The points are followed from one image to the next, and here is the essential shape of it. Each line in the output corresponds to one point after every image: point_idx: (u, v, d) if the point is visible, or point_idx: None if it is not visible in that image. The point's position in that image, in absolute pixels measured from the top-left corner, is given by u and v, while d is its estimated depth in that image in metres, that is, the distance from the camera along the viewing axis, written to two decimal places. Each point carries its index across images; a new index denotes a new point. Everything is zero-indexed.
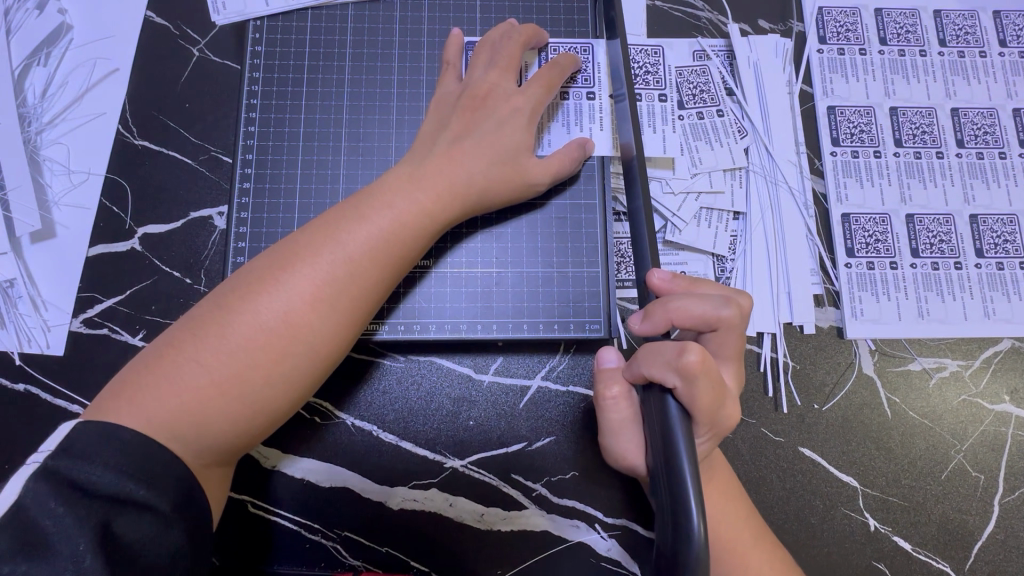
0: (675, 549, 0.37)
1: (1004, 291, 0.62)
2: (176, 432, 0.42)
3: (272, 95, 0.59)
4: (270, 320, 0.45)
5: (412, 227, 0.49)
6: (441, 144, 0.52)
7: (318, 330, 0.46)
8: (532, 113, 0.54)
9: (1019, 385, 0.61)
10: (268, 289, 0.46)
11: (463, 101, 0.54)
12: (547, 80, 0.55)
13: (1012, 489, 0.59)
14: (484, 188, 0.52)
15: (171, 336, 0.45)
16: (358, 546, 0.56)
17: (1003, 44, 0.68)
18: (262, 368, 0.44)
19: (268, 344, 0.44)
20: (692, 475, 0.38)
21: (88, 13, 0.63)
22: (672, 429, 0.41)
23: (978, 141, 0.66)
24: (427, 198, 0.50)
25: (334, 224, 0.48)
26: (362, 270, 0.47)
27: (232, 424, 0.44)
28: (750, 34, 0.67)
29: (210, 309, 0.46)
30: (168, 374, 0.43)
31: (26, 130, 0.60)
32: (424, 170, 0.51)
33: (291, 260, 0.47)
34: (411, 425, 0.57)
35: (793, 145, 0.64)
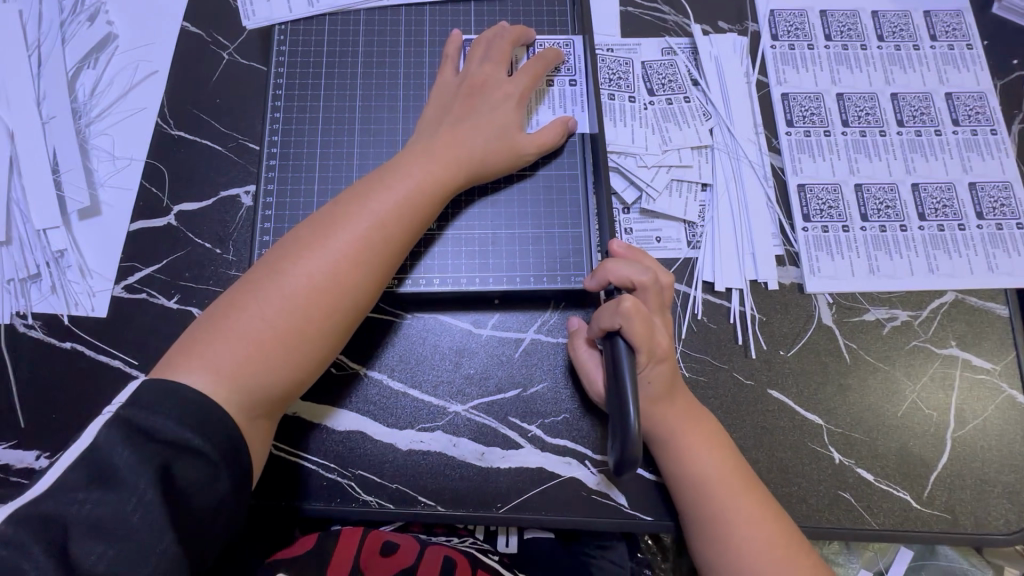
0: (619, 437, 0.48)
1: (945, 249, 0.70)
2: (243, 377, 0.49)
3: (295, 88, 0.67)
4: (315, 280, 0.52)
5: (427, 194, 0.57)
6: (446, 123, 0.61)
7: (356, 287, 0.53)
8: (521, 96, 0.63)
9: (965, 332, 0.68)
10: (311, 253, 0.53)
11: (461, 89, 0.63)
12: (534, 71, 0.64)
13: (963, 424, 0.65)
14: (481, 159, 0.60)
15: (227, 300, 0.52)
16: (371, 484, 0.61)
17: (934, 38, 0.78)
18: (313, 321, 0.52)
19: (317, 300, 0.52)
20: (632, 385, 0.50)
21: (133, 24, 0.73)
22: (620, 360, 0.52)
23: (916, 121, 0.74)
24: (438, 169, 0.58)
25: (362, 195, 0.56)
26: (391, 233, 0.55)
27: (287, 370, 0.51)
28: (711, 32, 0.76)
29: (260, 274, 0.53)
30: (230, 329, 0.50)
31: (77, 122, 0.68)
32: (431, 146, 0.59)
33: (327, 228, 0.54)
34: (417, 374, 0.64)
35: (752, 127, 0.73)
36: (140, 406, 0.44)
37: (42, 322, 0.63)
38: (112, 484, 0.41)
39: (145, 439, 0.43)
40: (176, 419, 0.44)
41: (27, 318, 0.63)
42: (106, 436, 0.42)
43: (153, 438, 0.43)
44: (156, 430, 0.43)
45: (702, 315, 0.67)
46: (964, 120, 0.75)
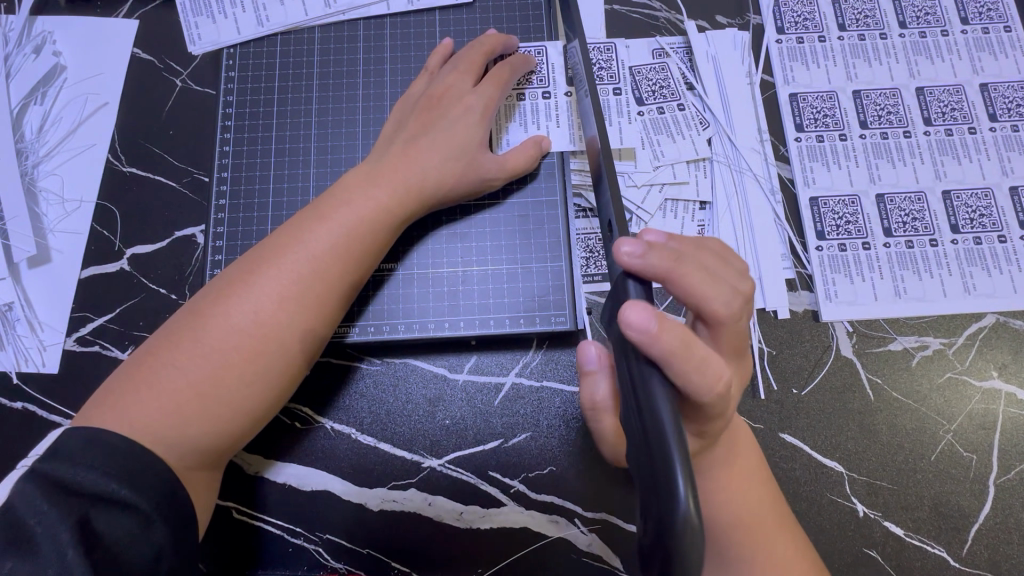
0: (659, 514, 0.28)
1: (983, 265, 0.61)
2: (158, 435, 0.42)
3: (245, 117, 0.62)
4: (240, 322, 0.46)
5: (376, 220, 0.51)
6: (398, 142, 0.55)
7: (293, 326, 0.47)
8: (484, 109, 0.56)
9: (1008, 360, 0.59)
10: (238, 291, 0.47)
11: (421, 102, 0.57)
12: (499, 78, 0.58)
13: (1007, 469, 0.57)
14: (440, 182, 0.54)
15: (150, 346, 0.46)
16: (342, 549, 0.56)
17: (965, 22, 0.68)
18: (239, 369, 0.45)
19: (241, 346, 0.45)
20: (672, 420, 0.31)
21: (80, 54, 0.68)
22: (646, 382, 0.33)
23: (946, 118, 0.65)
24: (391, 193, 0.52)
25: (298, 226, 0.50)
26: (327, 268, 0.49)
27: (216, 424, 0.44)
28: (707, 29, 0.68)
29: (186, 317, 0.47)
30: (149, 379, 0.44)
31: (24, 164, 0.64)
32: (383, 170, 0.53)
33: (260, 263, 0.48)
34: (388, 427, 0.58)
35: (756, 133, 0.65)
36: (57, 457, 0.39)
37: None
38: (28, 562, 0.35)
39: (63, 494, 0.37)
40: (97, 467, 0.39)
41: None
42: (24, 510, 0.36)
43: (74, 508, 0.37)
44: (74, 481, 0.38)
45: None
46: (1003, 114, 0.65)
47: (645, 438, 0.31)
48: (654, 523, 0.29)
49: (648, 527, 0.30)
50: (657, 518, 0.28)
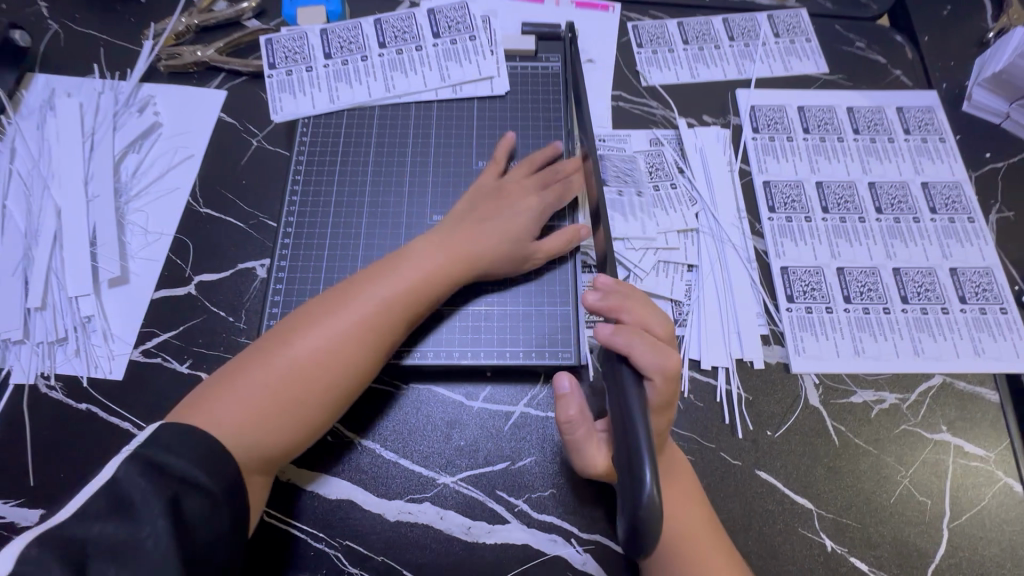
0: (631, 500, 0.40)
1: (930, 333, 0.71)
2: (239, 439, 0.51)
3: (312, 173, 0.75)
4: (318, 351, 0.55)
5: (433, 274, 0.62)
6: (464, 223, 0.67)
7: (360, 358, 0.57)
8: (541, 211, 0.69)
9: (955, 416, 0.68)
10: (316, 325, 0.57)
11: (492, 193, 0.70)
12: (556, 189, 0.71)
13: (959, 514, 0.64)
14: (492, 260, 0.66)
15: (238, 362, 0.55)
16: (359, 556, 0.61)
17: (907, 132, 0.83)
18: (312, 391, 0.54)
19: (314, 369, 0.55)
20: (646, 435, 0.43)
21: (176, 115, 0.82)
22: (629, 408, 0.46)
23: (895, 208, 0.78)
24: (450, 255, 0.64)
25: (372, 278, 0.61)
26: (390, 313, 0.59)
27: (284, 435, 0.53)
28: (695, 125, 0.83)
29: (268, 340, 0.56)
30: (236, 388, 0.53)
31: (118, 200, 0.76)
32: (443, 241, 0.65)
33: (338, 303, 0.58)
34: (409, 444, 0.66)
35: (735, 211, 0.77)
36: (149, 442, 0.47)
37: (63, 383, 0.67)
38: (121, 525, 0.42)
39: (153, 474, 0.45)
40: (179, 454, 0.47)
41: (49, 378, 0.67)
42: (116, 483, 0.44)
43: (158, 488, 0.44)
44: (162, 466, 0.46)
45: (688, 393, 0.68)
46: (941, 208, 0.78)
47: (619, 428, 0.46)
48: (629, 510, 0.40)
49: (626, 505, 0.41)
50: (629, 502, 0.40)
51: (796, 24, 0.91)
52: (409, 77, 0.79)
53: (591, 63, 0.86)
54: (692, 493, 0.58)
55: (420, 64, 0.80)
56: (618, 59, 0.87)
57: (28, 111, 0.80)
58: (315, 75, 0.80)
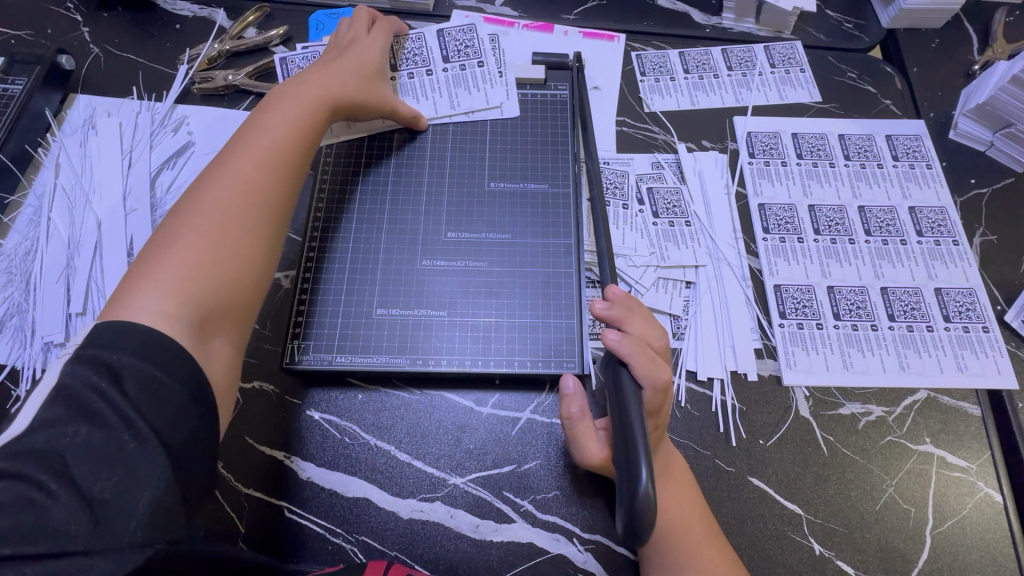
0: (629, 500, 0.44)
1: (916, 349, 0.75)
2: (177, 278, 0.55)
3: (334, 191, 0.80)
4: (236, 178, 0.63)
5: (301, 131, 0.70)
6: (285, 99, 0.71)
7: (276, 180, 0.65)
8: (368, 78, 0.78)
9: (939, 429, 0.72)
10: (217, 187, 0.62)
11: (326, 79, 0.74)
12: (369, 70, 0.79)
13: (942, 522, 0.67)
14: (358, 88, 0.77)
15: (135, 266, 0.57)
16: (373, 551, 0.65)
17: (896, 159, 0.88)
18: (239, 191, 0.62)
19: (239, 186, 0.63)
20: (643, 440, 0.47)
21: (207, 134, 0.88)
22: (628, 416, 0.50)
23: (883, 231, 0.83)
24: (313, 97, 0.72)
25: (243, 136, 0.68)
26: (291, 133, 0.69)
27: (238, 233, 0.60)
28: (695, 150, 0.88)
29: (169, 226, 0.60)
30: (150, 275, 0.55)
31: (153, 213, 0.81)
32: (298, 92, 0.72)
33: (223, 167, 0.64)
34: (422, 446, 0.70)
35: (731, 231, 0.82)
36: None
37: None
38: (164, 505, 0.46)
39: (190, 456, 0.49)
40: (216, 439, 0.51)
41: None
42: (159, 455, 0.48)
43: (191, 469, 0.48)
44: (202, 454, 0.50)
45: (685, 402, 0.73)
46: (928, 231, 0.83)
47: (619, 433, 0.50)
48: (626, 508, 0.45)
49: (625, 501, 0.45)
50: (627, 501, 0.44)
51: (791, 55, 0.96)
52: (420, 103, 0.85)
53: (597, 89, 0.92)
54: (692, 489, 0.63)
55: (431, 89, 0.85)
56: (622, 87, 0.92)
57: (72, 129, 0.86)
58: None
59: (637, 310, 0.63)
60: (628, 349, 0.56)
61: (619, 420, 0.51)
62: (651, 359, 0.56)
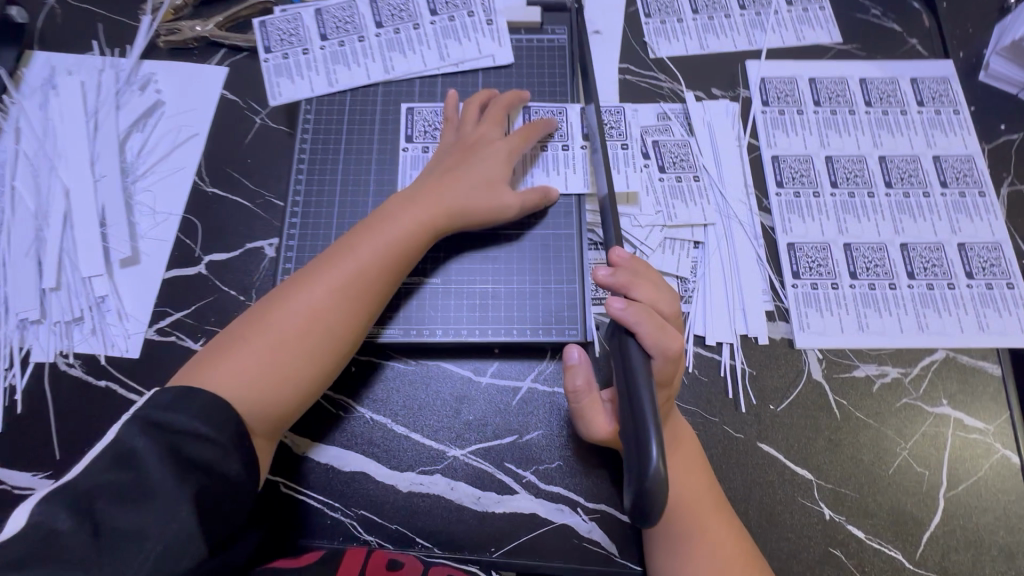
0: (638, 477, 0.42)
1: (935, 308, 0.72)
2: (238, 383, 0.56)
3: (317, 152, 0.75)
4: (299, 316, 0.59)
5: (401, 216, 0.64)
6: (435, 174, 0.68)
7: (356, 278, 0.61)
8: (509, 154, 0.69)
9: (956, 390, 0.69)
10: (301, 288, 0.61)
11: (457, 146, 0.70)
12: (524, 133, 0.71)
13: (956, 484, 0.65)
14: (466, 206, 0.66)
15: (230, 330, 0.60)
16: (373, 524, 0.64)
17: (921, 104, 0.81)
18: (294, 346, 0.59)
19: (297, 327, 0.59)
20: (653, 412, 0.44)
21: (178, 92, 0.81)
22: (637, 384, 0.46)
23: (904, 182, 0.77)
24: (417, 223, 0.64)
25: (347, 244, 0.63)
26: (365, 276, 0.61)
27: (281, 385, 0.58)
28: (704, 99, 0.81)
29: (255, 313, 0.61)
30: (226, 362, 0.57)
31: (125, 180, 0.76)
32: (418, 198, 0.65)
33: (312, 272, 0.62)
34: (420, 418, 0.67)
35: (743, 187, 0.77)
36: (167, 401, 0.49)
37: (81, 361, 0.69)
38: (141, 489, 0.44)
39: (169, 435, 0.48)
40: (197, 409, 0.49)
41: (69, 356, 0.69)
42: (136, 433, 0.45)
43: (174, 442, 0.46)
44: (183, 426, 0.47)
45: (692, 368, 0.70)
46: (952, 182, 0.77)
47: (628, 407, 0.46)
48: (635, 484, 0.42)
49: (632, 478, 0.42)
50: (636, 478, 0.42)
51: None
52: (408, 57, 0.78)
53: (598, 34, 0.84)
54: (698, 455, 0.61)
55: (419, 42, 0.78)
56: (626, 30, 0.85)
57: (30, 90, 0.80)
58: (311, 57, 0.78)
59: (644, 274, 0.58)
60: (633, 317, 0.52)
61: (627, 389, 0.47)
62: (658, 326, 0.52)
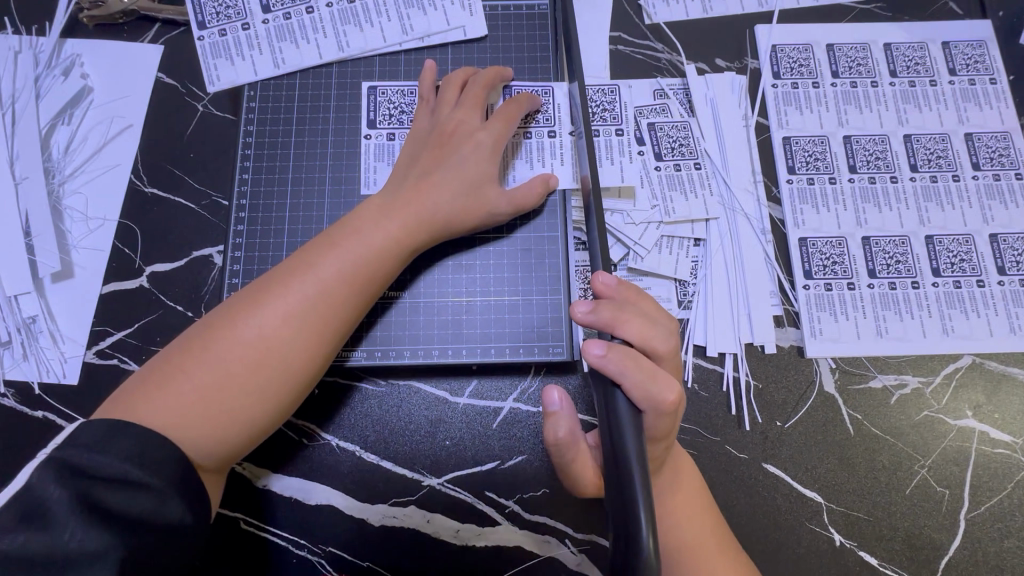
0: (625, 556, 0.35)
1: (962, 308, 0.64)
2: (172, 424, 0.45)
3: (265, 145, 0.65)
4: (254, 339, 0.48)
5: (377, 226, 0.55)
6: (410, 176, 0.58)
7: (325, 296, 0.51)
8: (494, 145, 0.60)
9: (981, 399, 0.63)
10: (255, 306, 0.50)
11: (433, 138, 0.60)
12: (509, 115, 0.61)
13: (978, 504, 0.60)
14: (448, 215, 0.57)
15: (168, 353, 0.49)
16: (343, 561, 0.59)
17: (953, 72, 0.72)
18: (245, 378, 0.48)
19: (251, 355, 0.48)
20: (641, 475, 0.38)
21: (106, 76, 0.71)
22: (623, 440, 0.40)
23: (931, 165, 0.69)
24: (396, 233, 0.55)
25: (312, 254, 0.53)
26: (335, 293, 0.51)
27: (231, 425, 0.47)
28: (707, 72, 0.72)
29: (198, 332, 0.49)
30: (157, 395, 0.46)
31: (51, 182, 0.67)
32: (395, 203, 0.56)
33: (272, 285, 0.51)
34: (391, 445, 0.61)
35: (750, 174, 0.68)
36: (78, 447, 0.41)
37: (14, 389, 0.62)
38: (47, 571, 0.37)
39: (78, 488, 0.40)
40: (114, 454, 0.41)
41: (0, 385, 0.62)
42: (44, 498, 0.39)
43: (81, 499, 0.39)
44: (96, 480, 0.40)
45: (692, 381, 0.63)
46: (986, 163, 0.69)
47: (611, 455, 0.40)
48: (622, 562, 0.36)
49: (618, 550, 0.37)
50: (624, 556, 0.35)
51: None
52: (365, 31, 0.68)
53: None
54: (697, 489, 0.54)
55: (378, 12, 0.68)
56: None
57: None
58: (253, 34, 0.68)
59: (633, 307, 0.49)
60: (614, 366, 0.44)
61: (612, 444, 0.41)
62: (646, 376, 0.44)
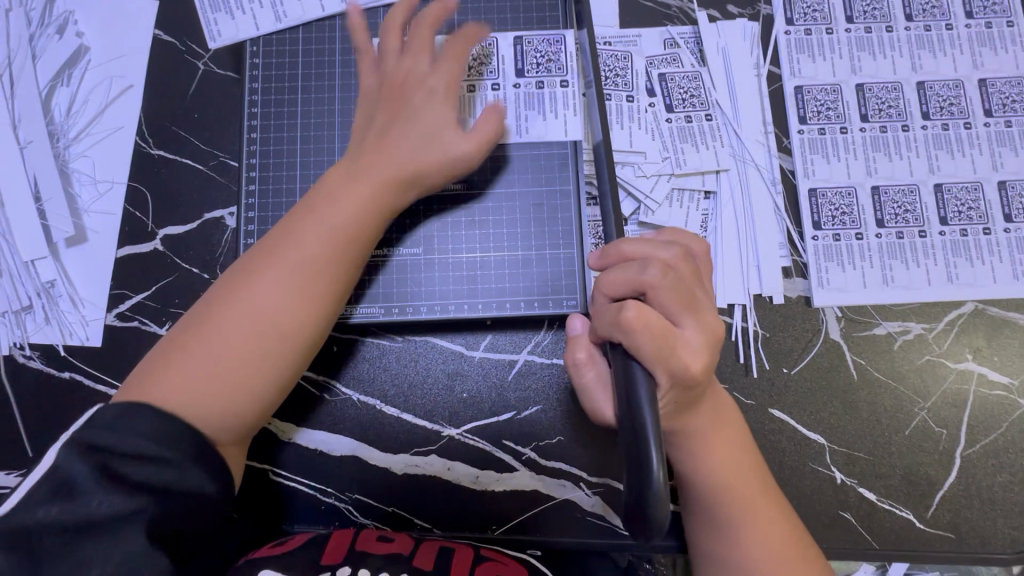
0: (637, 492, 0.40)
1: (967, 257, 0.65)
2: (186, 400, 0.46)
3: (272, 103, 0.64)
4: (249, 313, 0.49)
5: (353, 188, 0.53)
6: (372, 133, 0.56)
7: (311, 262, 0.51)
8: (447, 88, 0.56)
9: (982, 344, 0.64)
10: (245, 281, 0.50)
11: (383, 91, 0.57)
12: (455, 54, 0.57)
13: (973, 442, 0.63)
14: (419, 167, 0.55)
15: (170, 337, 0.50)
16: (369, 508, 0.62)
17: (969, 16, 0.70)
18: (249, 350, 0.48)
19: (252, 328, 0.49)
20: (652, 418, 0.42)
21: (102, 34, 0.69)
22: (634, 385, 0.44)
23: (943, 113, 0.68)
24: (375, 194, 0.54)
25: (290, 225, 0.52)
26: (322, 258, 0.51)
27: (243, 395, 0.48)
28: (719, 19, 0.70)
29: (196, 314, 0.50)
30: (166, 377, 0.47)
31: (55, 145, 0.66)
32: (363, 163, 0.55)
33: (260, 260, 0.51)
34: (410, 399, 0.63)
35: (761, 125, 0.67)
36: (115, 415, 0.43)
37: (40, 352, 0.64)
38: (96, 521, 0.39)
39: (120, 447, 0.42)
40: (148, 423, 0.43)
41: (25, 349, 0.64)
42: (88, 454, 0.41)
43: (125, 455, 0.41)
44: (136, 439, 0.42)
45: None
46: (998, 110, 0.68)
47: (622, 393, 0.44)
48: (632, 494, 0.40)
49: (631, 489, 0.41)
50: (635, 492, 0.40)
51: None
52: None
53: None
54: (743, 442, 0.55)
55: None
56: None
57: None
58: None
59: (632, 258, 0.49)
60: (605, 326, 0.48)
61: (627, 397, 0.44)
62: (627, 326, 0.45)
